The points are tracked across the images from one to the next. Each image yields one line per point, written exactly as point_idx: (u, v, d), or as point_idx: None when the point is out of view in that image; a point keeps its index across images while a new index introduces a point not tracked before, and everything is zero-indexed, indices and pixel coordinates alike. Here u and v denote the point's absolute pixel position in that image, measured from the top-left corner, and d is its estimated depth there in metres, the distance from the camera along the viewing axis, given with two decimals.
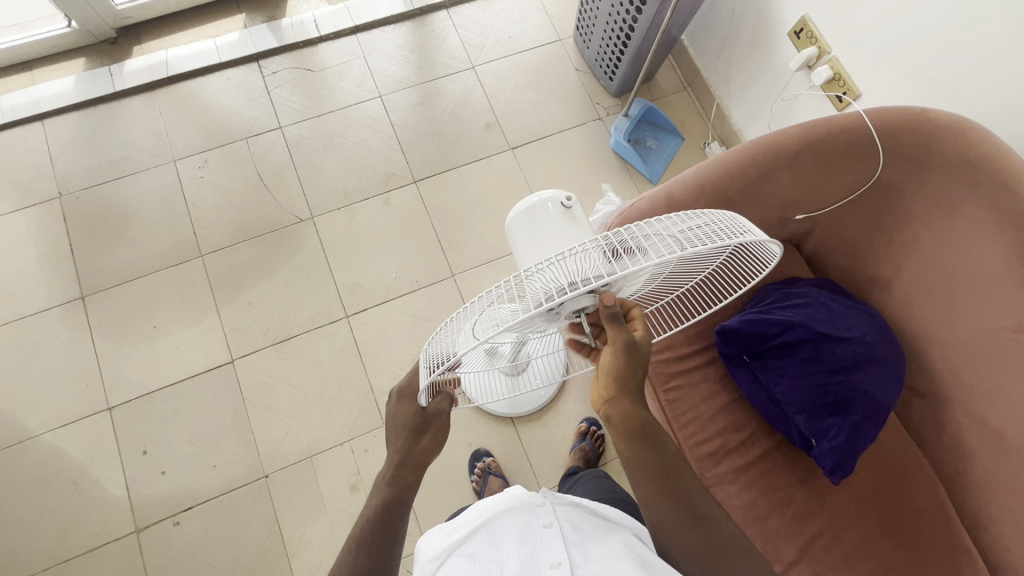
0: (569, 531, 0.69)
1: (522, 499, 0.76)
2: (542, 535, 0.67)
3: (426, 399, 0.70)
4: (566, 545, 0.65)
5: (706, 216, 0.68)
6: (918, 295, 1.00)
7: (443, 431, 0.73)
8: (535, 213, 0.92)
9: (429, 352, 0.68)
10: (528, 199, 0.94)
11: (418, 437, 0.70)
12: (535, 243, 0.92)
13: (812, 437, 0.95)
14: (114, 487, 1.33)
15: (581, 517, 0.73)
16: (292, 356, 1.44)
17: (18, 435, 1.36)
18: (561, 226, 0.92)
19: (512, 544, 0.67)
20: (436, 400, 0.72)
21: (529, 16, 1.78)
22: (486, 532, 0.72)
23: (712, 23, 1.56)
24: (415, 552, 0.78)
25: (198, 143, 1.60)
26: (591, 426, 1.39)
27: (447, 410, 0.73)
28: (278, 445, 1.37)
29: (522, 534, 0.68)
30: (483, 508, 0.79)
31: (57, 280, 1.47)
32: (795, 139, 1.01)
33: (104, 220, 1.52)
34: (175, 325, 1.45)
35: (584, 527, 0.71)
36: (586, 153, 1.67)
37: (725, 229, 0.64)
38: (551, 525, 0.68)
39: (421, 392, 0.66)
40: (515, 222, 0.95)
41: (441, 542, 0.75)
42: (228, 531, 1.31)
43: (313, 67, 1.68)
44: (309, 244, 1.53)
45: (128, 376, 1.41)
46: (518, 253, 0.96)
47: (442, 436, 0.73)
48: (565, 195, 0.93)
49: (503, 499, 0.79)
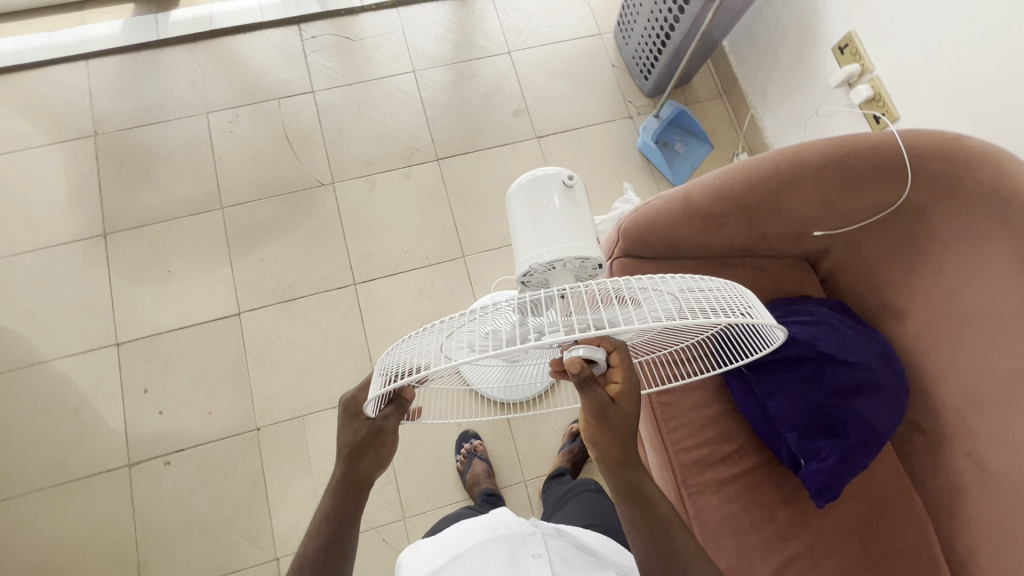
0: (555, 562, 0.78)
1: (512, 525, 0.85)
2: (531, 564, 0.76)
3: (369, 410, 0.64)
4: (551, 574, 0.75)
5: (709, 286, 0.66)
6: (932, 328, 0.97)
7: (385, 447, 0.69)
8: (535, 193, 0.81)
9: (387, 360, 0.65)
10: (529, 173, 0.84)
11: (358, 456, 0.67)
12: (533, 229, 0.79)
13: (801, 457, 0.93)
14: (112, 420, 1.37)
15: (568, 548, 0.82)
16: (296, 316, 1.46)
17: (29, 358, 1.41)
18: (562, 208, 0.80)
19: (501, 569, 0.75)
20: (383, 416, 0.67)
21: (572, 7, 1.77)
22: (474, 556, 0.79)
23: (756, 31, 1.53)
24: (399, 567, 0.87)
25: (231, 98, 1.62)
26: None
27: (392, 423, 0.68)
28: (272, 401, 1.40)
29: (511, 561, 0.77)
30: (471, 531, 0.87)
31: (83, 215, 1.51)
32: (822, 154, 0.96)
33: (134, 163, 1.56)
34: (188, 272, 1.48)
35: (569, 559, 0.80)
36: (612, 151, 1.65)
37: (727, 303, 0.63)
38: (539, 555, 0.77)
39: (370, 403, 0.62)
40: (515, 200, 0.84)
41: (427, 564, 0.83)
42: (214, 479, 1.34)
43: (351, 36, 1.70)
44: (326, 208, 1.55)
45: (138, 316, 1.45)
46: (515, 237, 0.83)
47: (387, 452, 0.70)
48: (567, 173, 0.83)
49: (492, 524, 0.87)
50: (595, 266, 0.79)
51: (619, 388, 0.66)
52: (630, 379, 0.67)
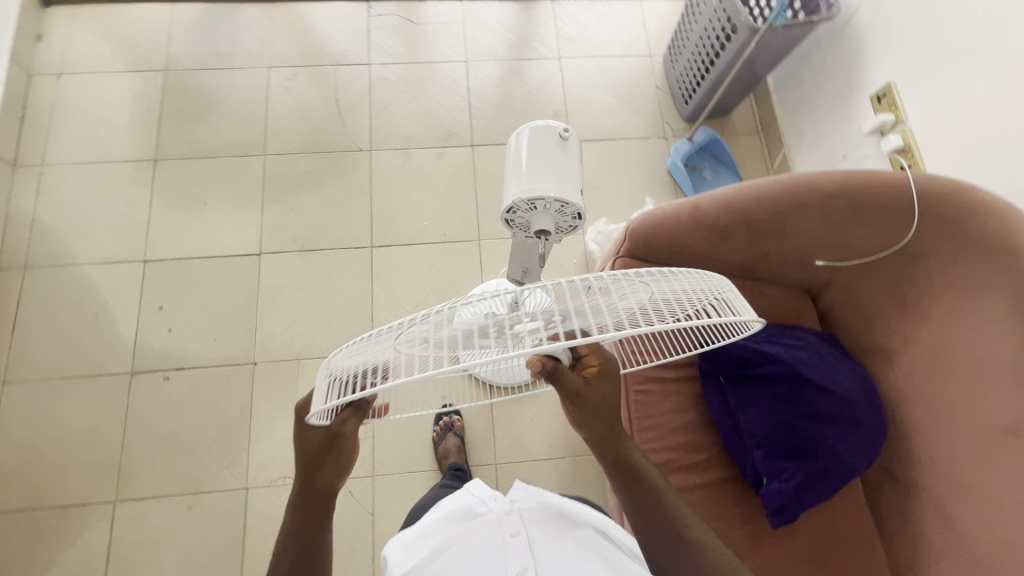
0: (535, 534, 0.73)
1: (492, 503, 0.81)
2: (511, 542, 0.72)
3: (318, 418, 0.57)
4: (532, 551, 0.71)
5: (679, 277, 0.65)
6: (920, 375, 0.96)
7: (347, 453, 0.62)
8: (532, 141, 0.76)
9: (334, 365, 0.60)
10: (525, 125, 0.78)
11: (317, 466, 0.62)
12: (525, 177, 0.74)
13: (765, 475, 0.93)
14: (125, 329, 1.46)
15: (547, 518, 0.76)
16: (311, 266, 1.53)
17: (63, 259, 1.51)
18: (556, 161, 0.75)
19: (481, 554, 0.71)
20: (340, 420, 0.58)
21: (628, 26, 1.84)
22: (452, 544, 0.74)
23: (801, 73, 1.56)
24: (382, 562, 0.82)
25: (293, 58, 1.73)
26: (520, 491, 1.32)
27: (353, 426, 0.59)
28: (273, 340, 1.46)
29: (491, 543, 0.72)
30: (449, 519, 0.82)
31: (139, 139, 1.63)
32: (833, 184, 0.97)
33: (194, 101, 1.68)
34: (221, 208, 1.58)
35: (550, 527, 0.75)
36: (641, 166, 1.69)
37: (696, 299, 0.64)
38: (517, 533, 0.73)
39: (318, 413, 0.55)
40: (512, 150, 0.78)
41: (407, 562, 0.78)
42: (205, 402, 1.40)
43: (415, 20, 1.80)
44: (360, 172, 1.63)
45: (169, 239, 1.54)
46: (506, 185, 0.77)
47: (349, 453, 0.63)
48: (563, 126, 0.77)
49: (471, 511, 0.82)
50: (575, 216, 0.78)
51: (595, 368, 0.67)
52: (605, 359, 0.68)
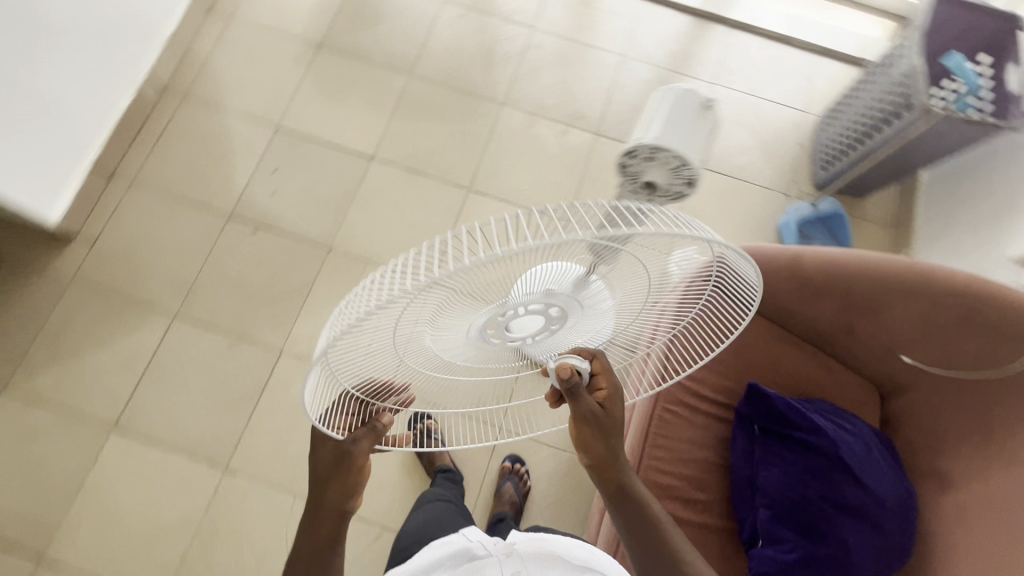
0: None
1: (490, 546, 0.85)
2: None
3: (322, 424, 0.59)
4: None
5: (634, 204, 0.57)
6: (973, 513, 0.87)
7: (358, 473, 0.66)
8: (678, 102, 0.78)
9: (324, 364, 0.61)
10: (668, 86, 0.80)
11: (328, 482, 0.65)
12: (670, 130, 0.75)
13: (761, 536, 0.89)
14: (238, 178, 1.61)
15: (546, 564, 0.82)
16: (411, 186, 1.62)
17: (215, 101, 1.69)
18: (697, 124, 0.78)
19: None
20: (352, 438, 0.63)
21: (794, 76, 1.78)
22: None
23: (961, 181, 1.46)
24: None
25: (469, 0, 1.83)
26: (517, 464, 1.37)
27: (367, 441, 0.64)
28: (353, 236, 1.56)
29: None
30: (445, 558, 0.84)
31: (312, 24, 1.78)
32: (954, 281, 0.90)
33: (370, 7, 1.81)
34: (356, 107, 1.70)
35: (550, 573, 0.80)
36: (752, 213, 1.64)
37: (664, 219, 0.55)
38: None
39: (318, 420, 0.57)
40: (652, 105, 0.79)
41: None
42: (277, 265, 1.53)
43: (591, 3, 1.84)
44: (485, 120, 1.70)
45: (303, 117, 1.68)
46: (640, 132, 0.77)
47: (362, 476, 0.67)
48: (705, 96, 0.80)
49: (467, 551, 0.84)
50: (687, 183, 0.80)
51: (604, 392, 0.72)
52: (616, 383, 0.72)
